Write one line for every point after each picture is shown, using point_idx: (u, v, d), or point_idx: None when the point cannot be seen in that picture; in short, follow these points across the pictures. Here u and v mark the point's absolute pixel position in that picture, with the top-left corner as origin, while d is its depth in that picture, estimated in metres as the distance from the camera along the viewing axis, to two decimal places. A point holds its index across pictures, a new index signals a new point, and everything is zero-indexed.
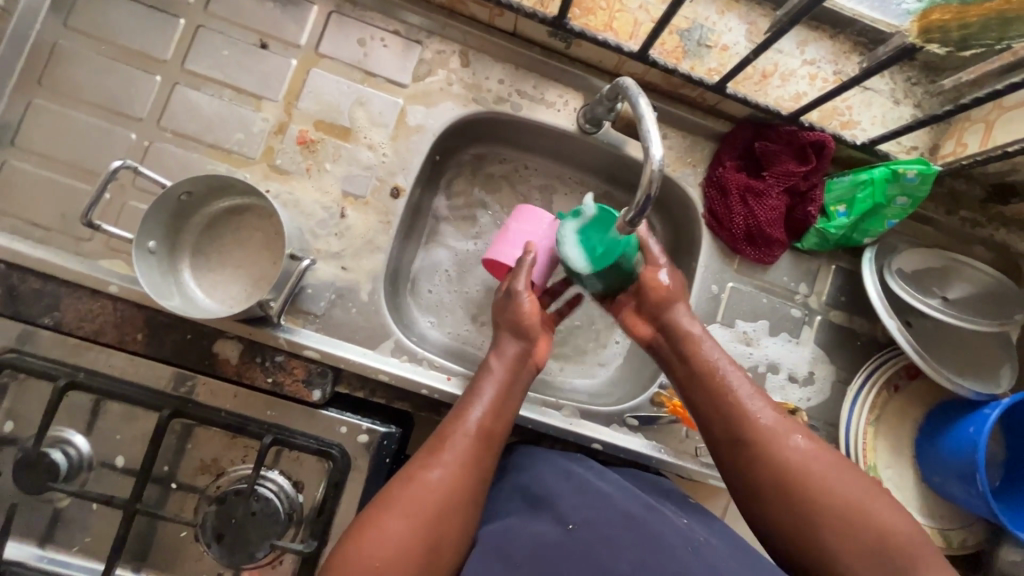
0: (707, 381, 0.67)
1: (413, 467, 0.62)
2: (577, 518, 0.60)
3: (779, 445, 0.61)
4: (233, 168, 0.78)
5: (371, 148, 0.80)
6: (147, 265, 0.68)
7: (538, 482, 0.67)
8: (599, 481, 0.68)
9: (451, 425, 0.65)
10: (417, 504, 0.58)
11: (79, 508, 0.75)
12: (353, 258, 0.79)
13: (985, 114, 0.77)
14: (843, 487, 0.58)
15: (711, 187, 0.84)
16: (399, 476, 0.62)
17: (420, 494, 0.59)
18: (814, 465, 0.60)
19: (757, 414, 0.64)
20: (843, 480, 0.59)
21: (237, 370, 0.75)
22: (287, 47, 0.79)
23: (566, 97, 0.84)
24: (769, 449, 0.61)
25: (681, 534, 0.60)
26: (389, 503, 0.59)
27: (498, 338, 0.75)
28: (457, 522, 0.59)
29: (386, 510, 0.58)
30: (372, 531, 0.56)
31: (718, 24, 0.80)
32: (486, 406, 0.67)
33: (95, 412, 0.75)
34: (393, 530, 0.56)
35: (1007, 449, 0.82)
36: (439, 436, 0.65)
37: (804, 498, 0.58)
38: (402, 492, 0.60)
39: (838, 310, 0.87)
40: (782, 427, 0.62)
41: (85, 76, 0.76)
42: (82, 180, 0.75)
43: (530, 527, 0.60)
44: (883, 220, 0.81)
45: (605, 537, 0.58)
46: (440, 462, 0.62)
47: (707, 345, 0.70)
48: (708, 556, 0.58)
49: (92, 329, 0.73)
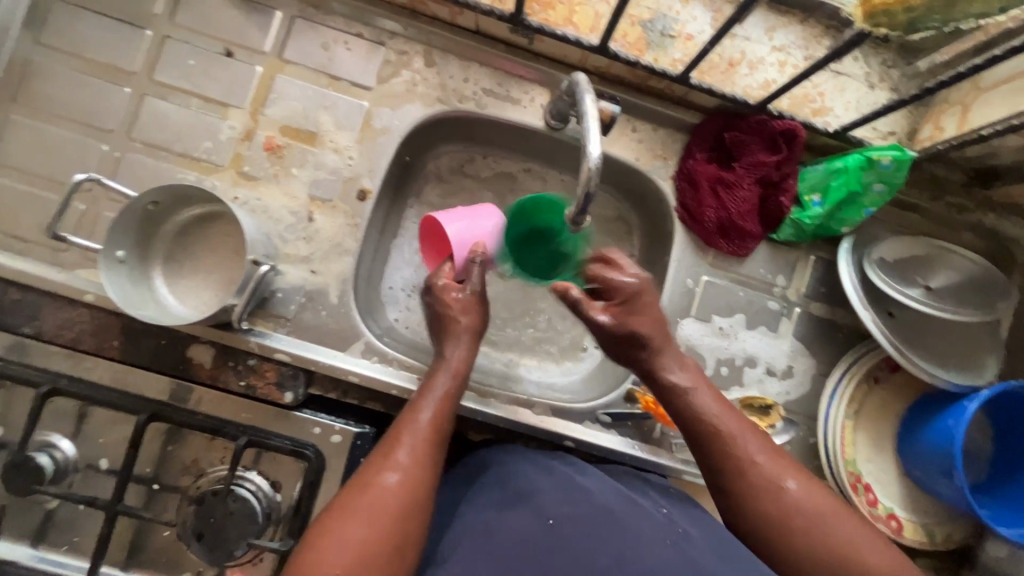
0: (698, 429, 0.64)
1: (365, 472, 0.59)
2: (558, 513, 0.58)
3: (767, 494, 0.60)
4: (201, 176, 0.79)
5: (337, 152, 0.81)
6: (116, 274, 0.70)
7: (519, 477, 0.65)
8: (582, 479, 0.65)
9: (403, 425, 0.62)
10: (374, 511, 0.55)
11: (68, 509, 0.77)
12: (322, 262, 0.80)
13: (962, 96, 0.75)
14: (823, 528, 0.58)
15: (682, 179, 0.82)
16: (352, 484, 0.58)
17: (378, 497, 0.56)
18: (800, 513, 0.59)
19: (749, 455, 0.62)
20: (831, 525, 0.58)
21: (211, 373, 0.77)
22: (252, 54, 0.80)
23: (532, 93, 0.84)
24: (761, 495, 0.60)
25: (659, 530, 0.58)
26: (347, 510, 0.55)
27: (447, 332, 0.70)
28: (420, 519, 0.57)
29: (344, 520, 0.55)
30: (328, 541, 0.54)
31: (682, 13, 0.80)
32: (439, 402, 0.65)
33: (79, 417, 0.78)
34: (348, 540, 0.53)
35: (996, 442, 0.79)
36: (391, 436, 0.61)
37: (783, 538, 0.59)
38: (354, 498, 0.56)
39: (818, 302, 0.85)
40: (771, 471, 0.61)
41: (59, 91, 0.78)
42: (56, 193, 0.77)
43: (511, 523, 0.58)
44: (860, 209, 0.79)
45: (587, 532, 0.56)
46: (396, 462, 0.59)
47: (696, 389, 0.66)
48: (689, 551, 0.56)
49: (71, 337, 0.75)
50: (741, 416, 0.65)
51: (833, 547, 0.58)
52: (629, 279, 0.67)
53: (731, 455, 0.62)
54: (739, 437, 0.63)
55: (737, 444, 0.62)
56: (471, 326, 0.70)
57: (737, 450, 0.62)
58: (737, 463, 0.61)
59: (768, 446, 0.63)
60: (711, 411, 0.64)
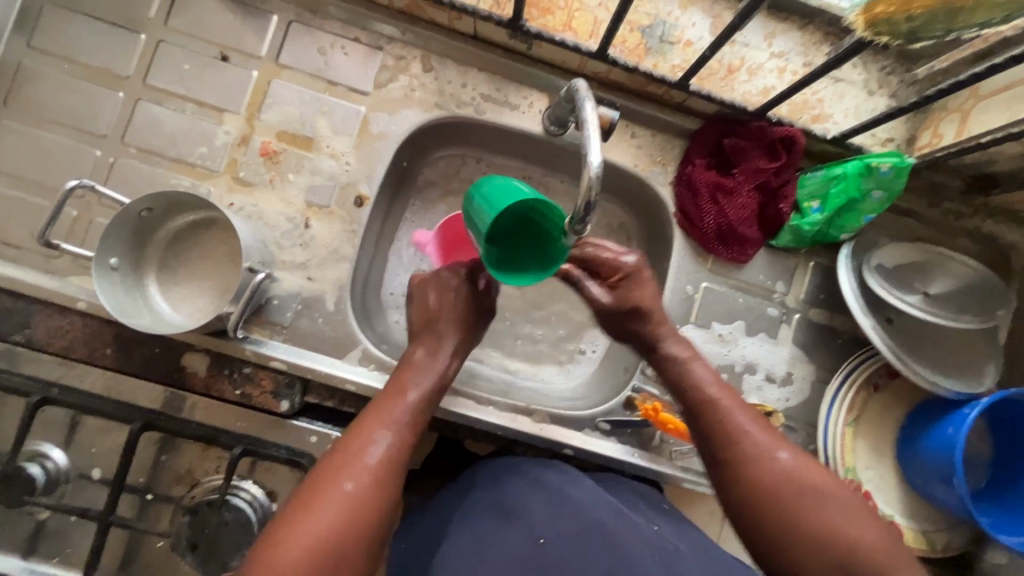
0: (693, 404, 0.64)
1: (335, 458, 0.56)
2: (549, 532, 0.57)
3: (755, 467, 0.58)
4: (197, 181, 0.78)
5: (333, 157, 0.80)
6: (109, 281, 0.69)
7: (507, 493, 0.64)
8: (572, 490, 0.65)
9: (381, 405, 0.61)
10: (339, 502, 0.53)
11: (59, 520, 0.76)
12: (318, 268, 0.79)
13: (960, 103, 0.75)
14: (812, 503, 0.55)
15: (681, 185, 0.82)
16: (318, 470, 0.56)
17: (351, 476, 0.54)
18: (795, 491, 0.56)
19: (739, 431, 0.60)
20: (818, 498, 0.55)
21: (206, 382, 0.76)
22: (248, 58, 0.79)
23: (530, 99, 0.83)
24: (747, 467, 0.58)
25: (649, 543, 0.58)
26: (314, 488, 0.54)
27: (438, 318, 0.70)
28: (392, 503, 0.55)
29: (309, 507, 0.52)
30: (295, 525, 0.51)
31: (681, 19, 0.80)
32: (422, 386, 0.64)
33: (70, 426, 0.76)
34: (307, 528, 0.51)
35: (994, 449, 0.79)
36: (369, 416, 0.60)
37: (765, 513, 0.56)
38: (321, 485, 0.54)
39: (818, 309, 0.85)
40: (763, 446, 0.59)
41: (51, 96, 0.77)
42: (49, 199, 0.76)
43: (506, 541, 0.57)
44: (859, 215, 0.79)
45: (581, 554, 0.55)
46: (373, 442, 0.57)
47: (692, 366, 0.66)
48: (678, 564, 0.56)
49: (63, 345, 0.74)
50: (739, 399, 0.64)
51: (815, 521, 0.54)
52: (626, 257, 0.71)
53: (721, 428, 0.61)
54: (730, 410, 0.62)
55: (729, 419, 0.61)
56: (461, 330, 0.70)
57: (726, 422, 0.61)
58: (727, 436, 0.60)
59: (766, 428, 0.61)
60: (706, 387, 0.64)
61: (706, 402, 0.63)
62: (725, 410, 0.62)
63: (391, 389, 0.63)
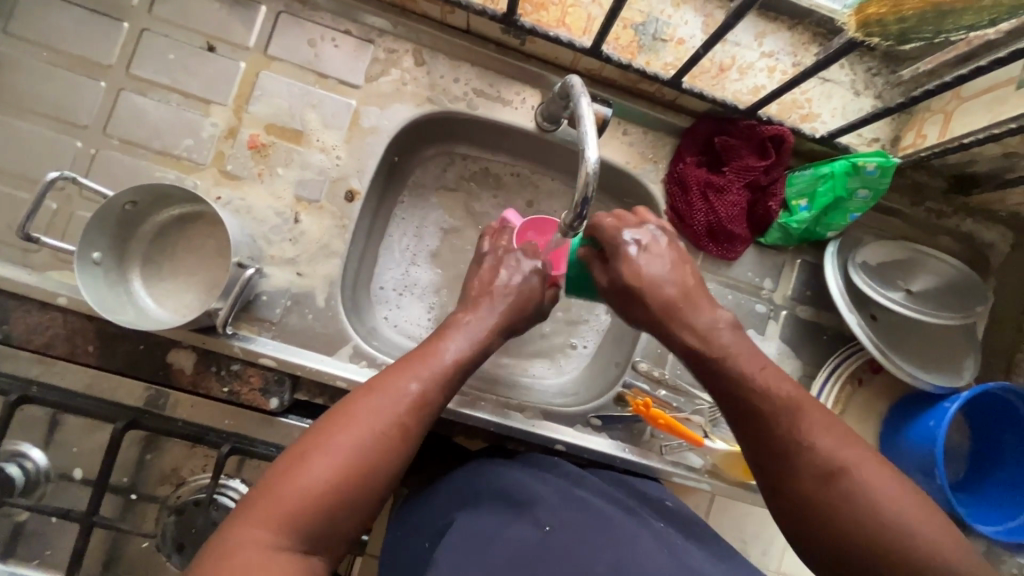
0: (736, 400, 0.56)
1: (372, 392, 0.57)
2: (553, 519, 0.59)
3: (812, 472, 0.52)
4: (182, 175, 0.76)
5: (324, 151, 0.79)
6: (91, 276, 0.68)
7: (511, 482, 0.65)
8: (581, 490, 0.65)
9: (422, 351, 0.62)
10: (367, 437, 0.53)
11: (38, 521, 0.74)
12: (308, 264, 0.78)
13: (943, 105, 0.77)
14: (871, 521, 0.49)
15: (673, 183, 0.83)
16: (351, 402, 0.56)
17: (382, 410, 0.55)
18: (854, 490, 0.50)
19: (813, 443, 0.52)
20: (883, 494, 0.50)
21: (192, 379, 0.74)
22: (236, 49, 0.77)
23: (523, 94, 0.83)
24: (807, 484, 0.52)
25: (651, 537, 0.59)
26: (344, 413, 0.55)
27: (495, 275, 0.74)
28: (411, 446, 0.56)
29: (339, 436, 0.53)
30: (321, 445, 0.52)
31: (673, 17, 0.80)
32: (463, 340, 0.65)
33: (51, 425, 0.74)
34: (330, 460, 0.51)
35: (972, 441, 0.81)
36: (409, 359, 0.61)
37: (809, 525, 0.52)
38: (353, 418, 0.54)
39: (804, 305, 0.86)
40: (835, 459, 0.51)
41: (28, 84, 0.74)
42: (26, 191, 0.74)
43: (510, 529, 0.59)
44: (845, 213, 0.80)
45: (583, 537, 0.57)
46: (410, 384, 0.58)
47: (759, 367, 0.56)
48: (683, 556, 0.58)
49: (42, 342, 0.72)
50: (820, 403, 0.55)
51: (869, 540, 0.49)
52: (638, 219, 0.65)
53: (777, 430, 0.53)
54: (807, 411, 0.54)
55: (804, 427, 0.53)
56: (512, 305, 0.71)
57: (796, 430, 0.53)
58: (791, 446, 0.53)
59: (852, 434, 0.53)
60: (773, 389, 0.55)
61: (767, 407, 0.54)
62: (803, 414, 0.54)
63: (431, 344, 0.63)
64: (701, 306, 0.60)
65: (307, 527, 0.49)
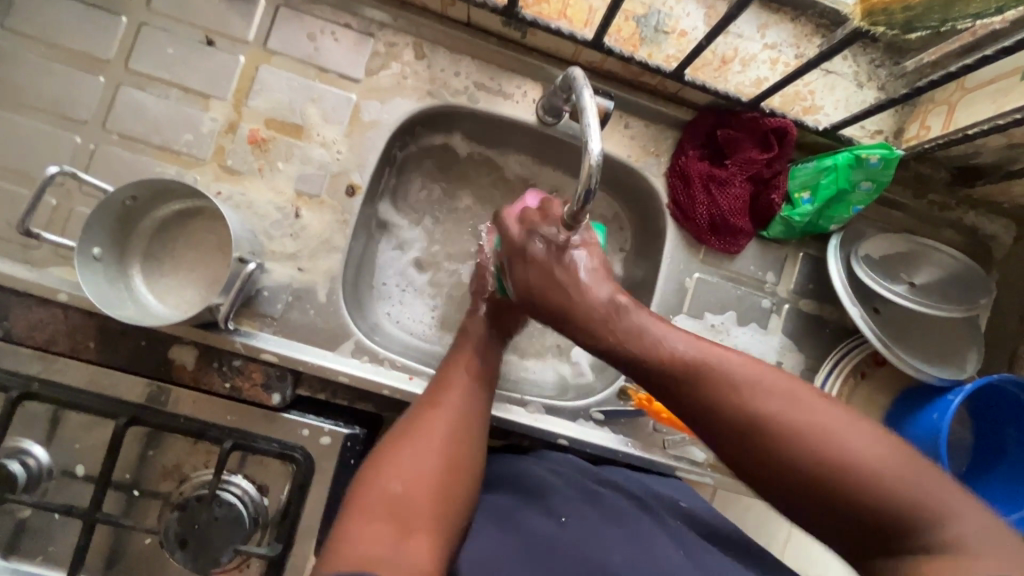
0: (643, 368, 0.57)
1: (420, 413, 0.64)
2: (568, 510, 0.60)
3: (736, 424, 0.51)
4: (182, 170, 0.76)
5: (324, 146, 0.78)
6: (92, 272, 0.67)
7: (522, 474, 0.66)
8: (590, 481, 0.67)
9: (446, 370, 0.70)
10: (434, 442, 0.61)
11: (41, 518, 0.74)
12: (309, 259, 0.77)
13: (947, 96, 0.77)
14: (802, 456, 0.48)
15: (675, 176, 0.82)
16: (410, 417, 0.64)
17: (433, 424, 0.63)
18: (780, 428, 0.49)
19: (724, 397, 0.52)
20: (808, 421, 0.49)
21: (194, 375, 0.74)
22: (235, 43, 0.77)
23: (525, 88, 0.82)
24: (736, 440, 0.51)
25: (657, 532, 0.59)
26: (402, 434, 0.62)
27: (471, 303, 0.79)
28: (470, 444, 0.63)
29: (406, 444, 0.61)
30: (391, 464, 0.59)
31: (675, 9, 0.79)
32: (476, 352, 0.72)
33: (53, 422, 0.74)
34: (404, 472, 0.58)
35: (976, 434, 0.81)
36: (437, 379, 0.69)
37: (759, 481, 0.51)
38: (415, 429, 0.62)
39: (808, 299, 0.86)
40: (750, 407, 0.51)
41: (27, 79, 0.74)
42: (25, 187, 0.73)
43: (527, 517, 0.59)
44: (848, 206, 0.80)
45: (599, 531, 0.58)
46: (446, 399, 0.66)
47: (658, 333, 0.57)
48: (690, 552, 0.58)
49: (44, 339, 0.72)
50: (718, 347, 0.55)
51: (818, 472, 0.47)
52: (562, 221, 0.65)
53: (692, 390, 0.54)
54: (713, 366, 0.53)
55: (715, 381, 0.53)
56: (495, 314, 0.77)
57: (709, 388, 0.53)
58: (707, 405, 0.53)
59: (760, 373, 0.52)
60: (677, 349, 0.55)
61: (673, 371, 0.55)
62: (707, 371, 0.53)
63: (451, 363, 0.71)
64: (592, 297, 0.61)
65: (405, 518, 0.55)
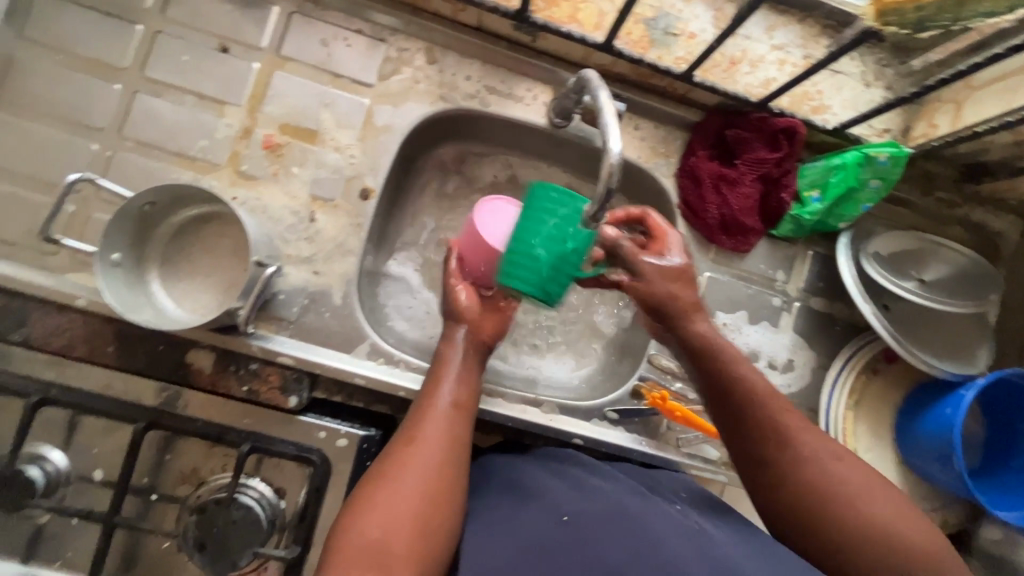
0: (723, 396, 0.65)
1: (398, 452, 0.61)
2: (571, 509, 0.59)
3: (795, 468, 0.60)
4: (198, 176, 0.77)
5: (338, 150, 0.79)
6: (112, 278, 0.68)
7: (526, 478, 0.66)
8: (594, 478, 0.67)
9: (424, 400, 0.67)
10: (414, 483, 0.59)
11: (60, 523, 0.74)
12: (324, 262, 0.78)
13: (954, 94, 0.78)
14: (839, 508, 0.58)
15: (685, 176, 0.83)
16: (387, 456, 0.61)
17: (409, 460, 0.60)
18: (827, 484, 0.59)
19: (790, 445, 0.61)
20: (856, 490, 0.58)
21: (212, 379, 0.74)
22: (249, 50, 0.78)
23: (535, 91, 0.83)
24: (775, 467, 0.61)
25: (676, 526, 0.59)
26: (383, 470, 0.60)
27: (445, 325, 0.74)
28: (452, 478, 0.61)
29: (385, 485, 0.59)
30: (368, 505, 0.57)
31: (684, 11, 0.81)
32: (456, 380, 0.69)
33: (71, 427, 0.74)
34: (380, 515, 0.56)
35: (987, 427, 0.82)
36: (415, 412, 0.66)
37: (790, 517, 0.60)
38: (393, 470, 0.60)
39: (818, 297, 0.86)
40: (810, 459, 0.60)
41: (44, 88, 0.74)
42: (43, 194, 0.74)
43: (526, 519, 0.59)
44: (857, 204, 0.81)
45: (601, 529, 0.57)
46: (423, 435, 0.63)
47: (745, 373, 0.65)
48: (711, 546, 0.56)
49: (62, 344, 0.72)
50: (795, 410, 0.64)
51: (846, 531, 0.57)
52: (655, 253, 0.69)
53: (761, 428, 0.63)
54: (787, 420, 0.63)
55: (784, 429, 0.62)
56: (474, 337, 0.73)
57: (770, 424, 0.62)
58: (773, 444, 0.62)
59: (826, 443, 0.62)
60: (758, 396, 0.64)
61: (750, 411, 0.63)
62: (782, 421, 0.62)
63: (429, 391, 0.68)
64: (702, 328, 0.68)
65: (385, 562, 0.54)
